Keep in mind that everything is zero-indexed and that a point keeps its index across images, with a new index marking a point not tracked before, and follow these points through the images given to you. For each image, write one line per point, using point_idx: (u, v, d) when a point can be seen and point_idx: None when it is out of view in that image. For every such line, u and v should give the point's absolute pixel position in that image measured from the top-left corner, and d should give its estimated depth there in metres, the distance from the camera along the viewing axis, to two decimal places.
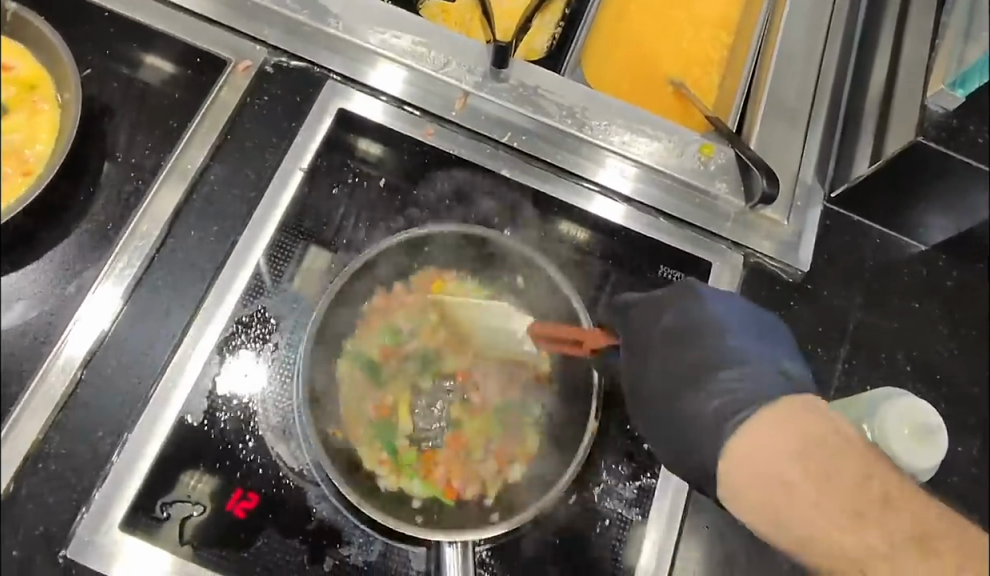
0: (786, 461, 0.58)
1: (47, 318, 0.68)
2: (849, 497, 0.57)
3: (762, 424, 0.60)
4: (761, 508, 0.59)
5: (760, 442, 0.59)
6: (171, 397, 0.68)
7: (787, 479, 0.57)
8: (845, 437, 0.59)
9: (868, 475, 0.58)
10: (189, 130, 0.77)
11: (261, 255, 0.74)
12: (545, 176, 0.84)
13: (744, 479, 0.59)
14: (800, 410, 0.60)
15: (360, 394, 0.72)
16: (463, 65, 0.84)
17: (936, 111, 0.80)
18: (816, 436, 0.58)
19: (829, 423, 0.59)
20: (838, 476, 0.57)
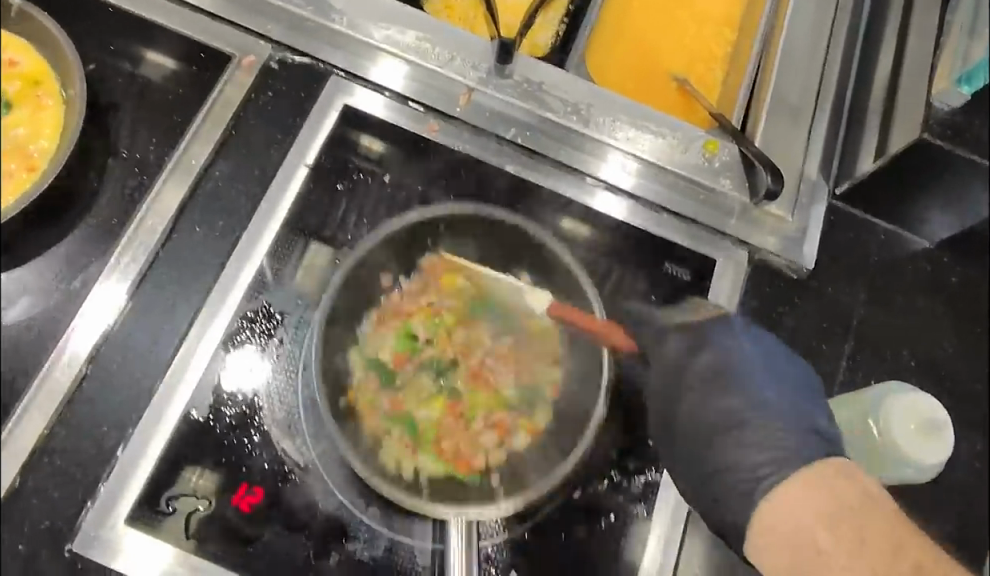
0: (817, 524, 0.60)
1: (52, 313, 0.68)
2: (878, 562, 0.59)
3: (796, 488, 0.62)
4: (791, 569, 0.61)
5: (793, 502, 0.62)
6: (176, 392, 0.68)
7: (818, 540, 0.59)
8: (875, 503, 0.61)
9: (897, 542, 0.60)
10: (194, 125, 0.77)
11: (266, 251, 0.74)
12: (550, 173, 0.84)
13: (777, 541, 0.61)
14: (832, 475, 0.62)
15: (373, 389, 0.72)
16: (467, 61, 0.84)
17: (941, 109, 0.80)
18: (847, 499, 0.61)
19: (861, 489, 0.62)
20: (868, 540, 0.59)
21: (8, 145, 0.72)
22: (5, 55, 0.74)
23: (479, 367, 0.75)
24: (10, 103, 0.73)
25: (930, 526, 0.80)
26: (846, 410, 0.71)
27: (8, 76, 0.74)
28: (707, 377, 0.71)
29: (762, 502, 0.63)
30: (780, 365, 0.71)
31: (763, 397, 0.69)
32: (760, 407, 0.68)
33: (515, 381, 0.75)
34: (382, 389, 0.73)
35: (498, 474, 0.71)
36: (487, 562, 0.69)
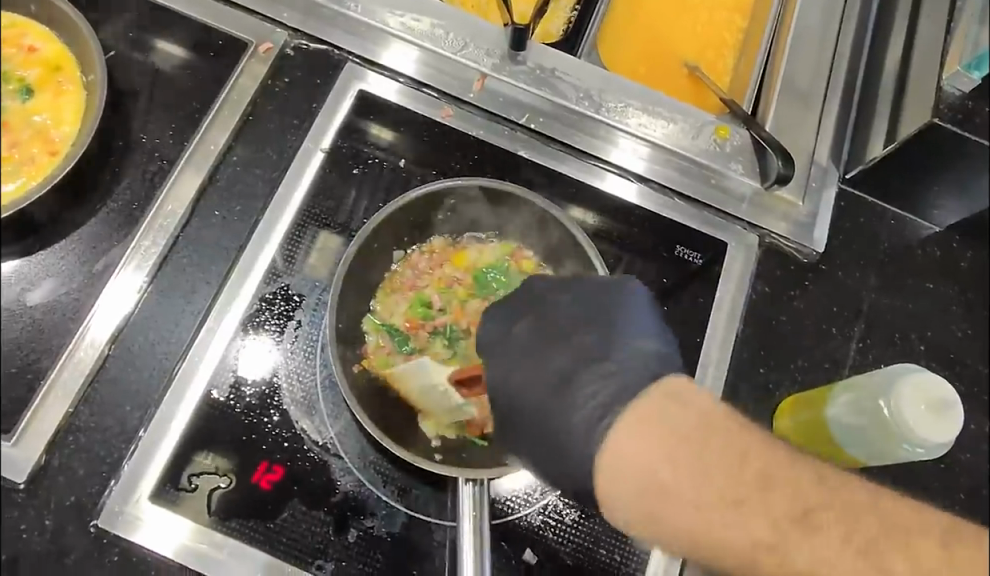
0: (654, 456, 0.50)
1: (74, 295, 0.69)
2: (724, 485, 0.49)
3: (627, 424, 0.52)
4: (643, 519, 0.51)
5: (627, 440, 0.51)
6: (197, 371, 0.69)
7: (659, 479, 0.49)
8: (711, 420, 0.51)
9: (745, 455, 0.51)
10: (212, 111, 0.78)
11: (282, 234, 0.75)
12: (563, 158, 0.85)
13: (621, 489, 0.51)
14: (659, 403, 0.52)
15: (387, 351, 0.74)
16: (481, 48, 0.85)
17: (952, 93, 0.81)
18: (679, 428, 0.50)
19: (695, 405, 0.51)
20: (714, 470, 0.50)
21: (30, 130, 0.73)
22: (26, 42, 0.76)
23: None
24: (31, 88, 0.74)
25: (938, 506, 0.81)
26: (855, 389, 0.72)
27: (29, 62, 0.75)
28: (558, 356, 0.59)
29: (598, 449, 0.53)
30: (624, 301, 0.61)
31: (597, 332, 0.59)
32: (615, 363, 0.57)
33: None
34: (396, 351, 0.74)
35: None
36: (503, 540, 0.70)
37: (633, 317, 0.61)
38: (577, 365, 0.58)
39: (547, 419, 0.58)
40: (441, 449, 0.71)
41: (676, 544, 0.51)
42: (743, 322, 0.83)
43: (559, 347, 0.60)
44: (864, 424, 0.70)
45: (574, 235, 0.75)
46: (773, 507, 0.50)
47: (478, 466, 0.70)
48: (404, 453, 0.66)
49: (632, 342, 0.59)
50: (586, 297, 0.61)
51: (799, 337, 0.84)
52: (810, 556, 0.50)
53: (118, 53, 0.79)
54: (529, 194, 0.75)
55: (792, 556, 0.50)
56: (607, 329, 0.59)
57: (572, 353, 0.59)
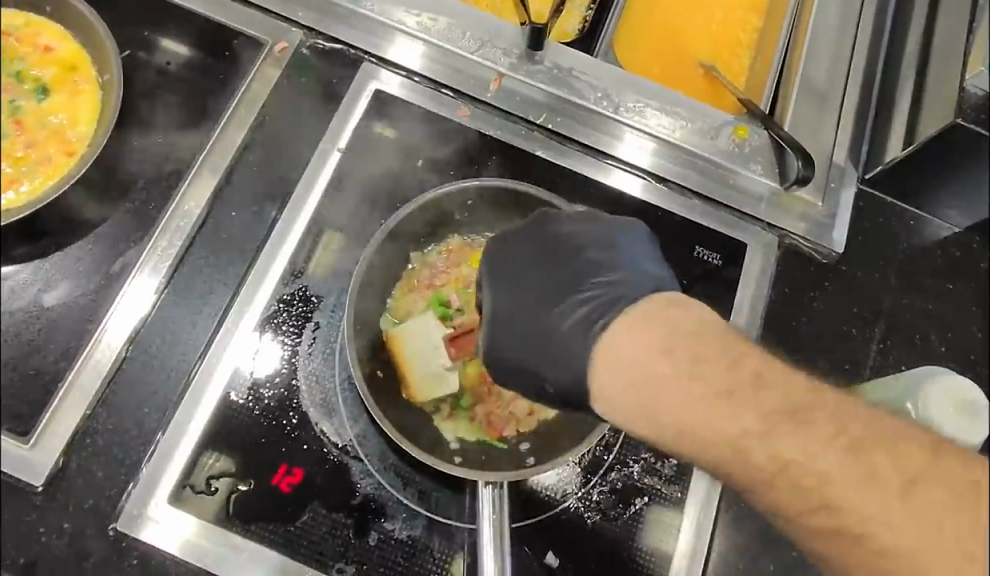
0: (654, 353, 0.52)
1: (91, 296, 0.69)
2: (718, 379, 0.52)
3: (622, 327, 0.54)
4: (639, 414, 0.52)
5: (623, 341, 0.54)
6: (214, 373, 0.69)
7: (651, 374, 0.51)
8: (708, 322, 0.54)
9: (736, 358, 0.53)
10: (228, 111, 0.78)
11: (299, 234, 0.75)
12: (579, 158, 0.84)
13: (616, 386, 0.53)
14: (660, 306, 0.54)
15: None
16: (498, 48, 0.84)
17: (974, 92, 0.79)
18: (678, 324, 0.53)
19: (690, 310, 0.54)
20: (709, 365, 0.52)
21: (46, 130, 0.73)
22: (41, 42, 0.75)
23: None
24: (47, 88, 0.74)
25: None
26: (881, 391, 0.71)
27: (44, 62, 0.75)
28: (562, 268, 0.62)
29: (595, 350, 0.55)
30: (631, 234, 0.63)
31: (601, 254, 0.62)
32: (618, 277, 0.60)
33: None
34: None
35: (528, 441, 0.72)
36: (525, 543, 0.69)
37: (639, 248, 0.63)
38: (571, 281, 0.61)
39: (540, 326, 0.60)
40: (459, 453, 0.71)
41: (670, 439, 0.53)
42: (762, 323, 0.82)
43: (556, 267, 0.62)
44: None
45: None
46: (763, 402, 0.52)
47: (496, 466, 0.70)
48: (422, 456, 0.65)
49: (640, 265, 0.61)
50: (595, 226, 0.63)
51: (819, 338, 0.83)
52: (799, 446, 0.51)
53: (134, 53, 0.79)
54: (539, 191, 0.74)
55: (783, 446, 0.51)
56: (611, 255, 0.61)
57: (574, 270, 0.61)
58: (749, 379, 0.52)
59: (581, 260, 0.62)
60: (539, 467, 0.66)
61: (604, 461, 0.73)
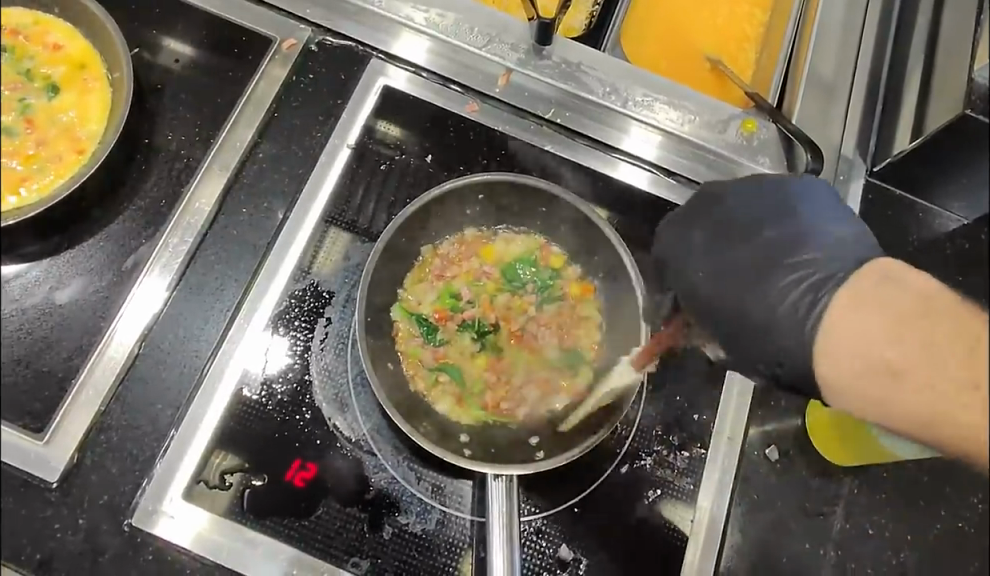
0: (875, 337, 0.51)
1: (103, 294, 0.69)
2: (958, 366, 0.49)
3: (841, 303, 0.55)
4: (872, 404, 0.52)
5: (851, 319, 0.53)
6: (227, 368, 0.69)
7: (878, 360, 0.51)
8: (937, 297, 0.51)
9: (975, 340, 0.49)
10: (238, 108, 0.78)
11: (310, 231, 0.75)
12: (588, 152, 0.84)
13: (841, 371, 0.53)
14: (876, 287, 0.54)
15: (416, 343, 0.73)
16: (506, 43, 0.84)
17: (984, 82, 0.78)
18: (896, 303, 0.52)
19: (915, 285, 0.52)
20: (942, 349, 0.49)
21: (56, 128, 0.73)
22: (51, 40, 0.75)
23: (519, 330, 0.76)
24: (57, 87, 0.74)
25: None
26: None
27: (54, 60, 0.75)
28: (756, 242, 0.64)
29: (816, 334, 0.56)
30: (807, 192, 0.65)
31: (779, 229, 0.63)
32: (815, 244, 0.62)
33: (557, 343, 0.76)
34: (425, 342, 0.73)
35: (539, 436, 0.71)
36: (539, 535, 0.69)
37: (815, 204, 0.65)
38: (767, 260, 0.63)
39: (748, 304, 0.62)
40: (469, 445, 0.69)
41: (900, 423, 0.52)
42: None
43: (744, 243, 0.64)
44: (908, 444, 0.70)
45: (599, 227, 0.74)
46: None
47: (506, 460, 0.68)
48: (434, 450, 0.65)
49: (828, 230, 0.63)
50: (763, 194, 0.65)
51: None
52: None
53: (140, 51, 0.79)
54: (550, 185, 0.74)
55: None
56: (787, 220, 0.64)
57: (759, 244, 0.63)
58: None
59: (762, 238, 0.63)
60: (552, 462, 0.65)
61: (616, 454, 0.73)
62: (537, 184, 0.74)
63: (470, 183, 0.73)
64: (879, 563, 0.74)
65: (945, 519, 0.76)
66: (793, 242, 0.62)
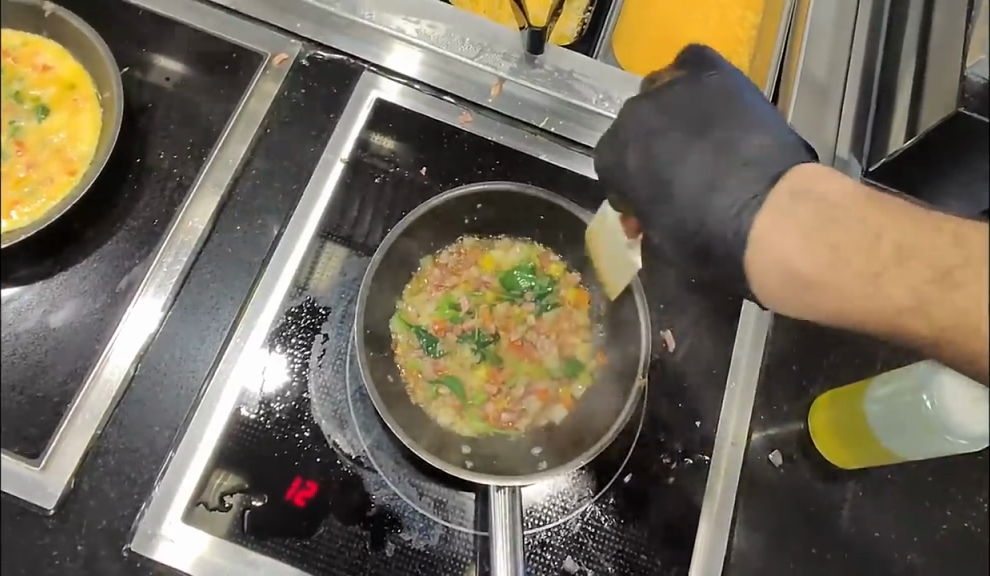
0: (789, 249, 0.55)
1: (97, 316, 0.68)
2: (861, 262, 0.53)
3: (764, 220, 0.57)
4: (798, 305, 0.57)
5: (772, 231, 0.57)
6: (226, 388, 0.68)
7: (797, 270, 0.55)
8: (835, 202, 0.55)
9: (874, 234, 0.53)
10: (229, 125, 0.77)
11: (304, 248, 0.74)
12: (584, 160, 0.84)
13: (772, 281, 0.57)
14: (784, 197, 0.57)
15: (416, 354, 0.72)
16: (498, 52, 0.84)
17: (976, 81, 0.79)
18: (803, 217, 0.56)
19: (817, 197, 0.56)
20: (846, 250, 0.53)
21: (47, 149, 0.72)
22: (40, 61, 0.75)
23: (519, 339, 0.75)
24: (47, 108, 0.74)
25: None
26: (895, 380, 0.70)
27: (44, 81, 0.74)
28: (692, 160, 0.61)
29: (750, 249, 0.58)
30: (722, 91, 0.64)
31: (708, 143, 0.62)
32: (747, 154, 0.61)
33: (557, 352, 0.74)
34: (425, 353, 0.73)
35: (542, 446, 0.70)
36: (543, 548, 0.69)
37: (738, 107, 0.63)
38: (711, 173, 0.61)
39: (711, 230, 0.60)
40: (471, 457, 0.68)
41: (822, 317, 0.57)
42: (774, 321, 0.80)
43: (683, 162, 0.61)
44: (904, 415, 0.69)
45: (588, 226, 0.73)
46: (911, 275, 0.52)
47: (510, 470, 0.67)
48: (434, 461, 0.64)
49: (754, 136, 0.62)
50: (681, 103, 0.63)
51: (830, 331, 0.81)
52: (952, 312, 0.51)
53: (130, 71, 0.78)
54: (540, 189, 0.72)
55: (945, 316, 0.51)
56: (713, 132, 0.62)
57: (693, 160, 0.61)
58: (891, 254, 0.52)
59: (692, 154, 0.61)
60: (555, 472, 0.64)
61: (619, 463, 0.73)
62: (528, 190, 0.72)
63: (464, 193, 0.72)
64: (886, 567, 0.73)
65: (950, 519, 0.75)
66: (723, 156, 0.61)
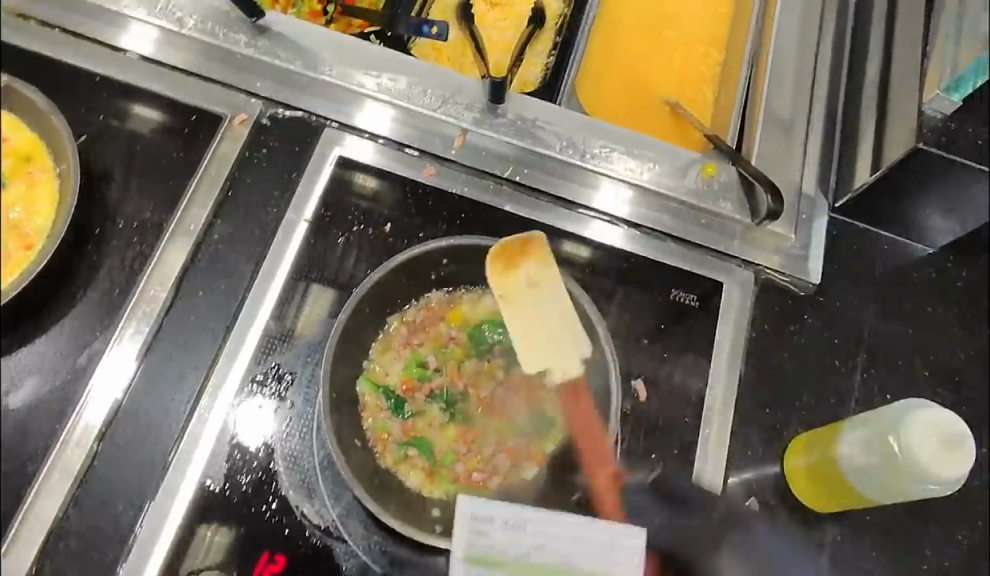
0: None
1: (59, 393, 0.68)
2: None
3: None
4: None
5: None
6: (191, 461, 0.67)
7: None
8: None
9: None
10: (190, 190, 0.77)
11: (268, 311, 0.73)
12: (551, 209, 0.83)
13: None
14: None
15: (383, 416, 0.70)
16: (461, 103, 0.84)
17: (933, 116, 0.81)
18: None
19: None
20: None
21: (3, 224, 0.71)
22: None
23: (489, 396, 0.73)
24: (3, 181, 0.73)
25: (959, 540, 0.77)
26: (866, 426, 0.70)
27: None
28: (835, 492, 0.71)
29: None
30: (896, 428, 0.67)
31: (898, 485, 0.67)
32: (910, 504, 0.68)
33: (527, 408, 0.73)
34: (392, 415, 0.71)
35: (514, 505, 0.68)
36: None
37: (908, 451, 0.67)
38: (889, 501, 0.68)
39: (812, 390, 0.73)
40: (441, 520, 0.67)
41: None
42: (745, 364, 0.80)
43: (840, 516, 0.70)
44: (877, 463, 0.68)
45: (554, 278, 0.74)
46: None
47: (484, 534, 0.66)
48: (402, 526, 0.65)
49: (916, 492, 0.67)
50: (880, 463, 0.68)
51: (802, 372, 0.81)
52: None
53: (101, 123, 0.79)
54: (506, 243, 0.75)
55: None
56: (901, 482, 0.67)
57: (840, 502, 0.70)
58: None
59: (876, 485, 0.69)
60: None
61: None
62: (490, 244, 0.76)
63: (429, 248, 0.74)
64: None
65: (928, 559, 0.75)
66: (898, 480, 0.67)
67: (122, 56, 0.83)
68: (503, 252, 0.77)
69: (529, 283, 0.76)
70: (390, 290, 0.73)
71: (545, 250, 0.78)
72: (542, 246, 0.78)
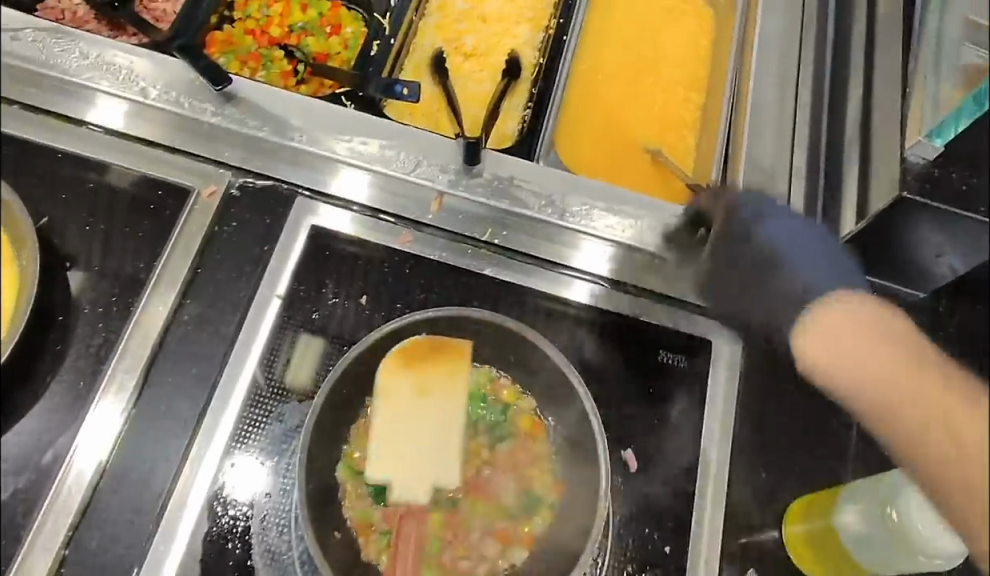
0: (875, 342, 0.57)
1: (22, 496, 0.65)
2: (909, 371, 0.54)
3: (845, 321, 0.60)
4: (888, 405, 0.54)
5: (836, 325, 0.60)
6: (163, 564, 0.65)
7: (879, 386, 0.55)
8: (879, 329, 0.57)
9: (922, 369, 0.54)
10: (157, 271, 0.75)
11: (242, 396, 0.71)
12: (531, 270, 0.82)
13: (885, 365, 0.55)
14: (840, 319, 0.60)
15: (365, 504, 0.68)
16: (435, 165, 0.82)
17: (915, 161, 0.78)
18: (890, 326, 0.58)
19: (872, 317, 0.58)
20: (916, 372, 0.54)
21: None
22: None
23: (473, 475, 0.71)
24: None
25: None
26: (863, 497, 0.69)
27: None
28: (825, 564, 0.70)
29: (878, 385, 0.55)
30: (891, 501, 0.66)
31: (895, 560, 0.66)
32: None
33: (514, 488, 0.71)
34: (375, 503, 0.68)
35: None
36: None
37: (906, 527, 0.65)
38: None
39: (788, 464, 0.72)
40: None
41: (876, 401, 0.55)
42: (737, 426, 0.78)
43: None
44: (877, 534, 0.67)
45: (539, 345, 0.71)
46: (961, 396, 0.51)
47: None
48: None
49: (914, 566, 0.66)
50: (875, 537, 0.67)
51: (795, 431, 0.79)
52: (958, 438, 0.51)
53: (63, 202, 0.77)
54: (487, 314, 0.72)
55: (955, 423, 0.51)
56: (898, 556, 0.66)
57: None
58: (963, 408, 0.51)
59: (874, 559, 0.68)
60: None
61: None
62: (470, 316, 0.72)
63: (401, 326, 0.71)
64: None
65: None
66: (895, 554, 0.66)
67: (85, 130, 0.81)
68: (423, 348, 0.70)
69: (420, 386, 0.70)
70: (361, 371, 0.70)
71: (461, 363, 0.71)
72: (463, 355, 0.71)
